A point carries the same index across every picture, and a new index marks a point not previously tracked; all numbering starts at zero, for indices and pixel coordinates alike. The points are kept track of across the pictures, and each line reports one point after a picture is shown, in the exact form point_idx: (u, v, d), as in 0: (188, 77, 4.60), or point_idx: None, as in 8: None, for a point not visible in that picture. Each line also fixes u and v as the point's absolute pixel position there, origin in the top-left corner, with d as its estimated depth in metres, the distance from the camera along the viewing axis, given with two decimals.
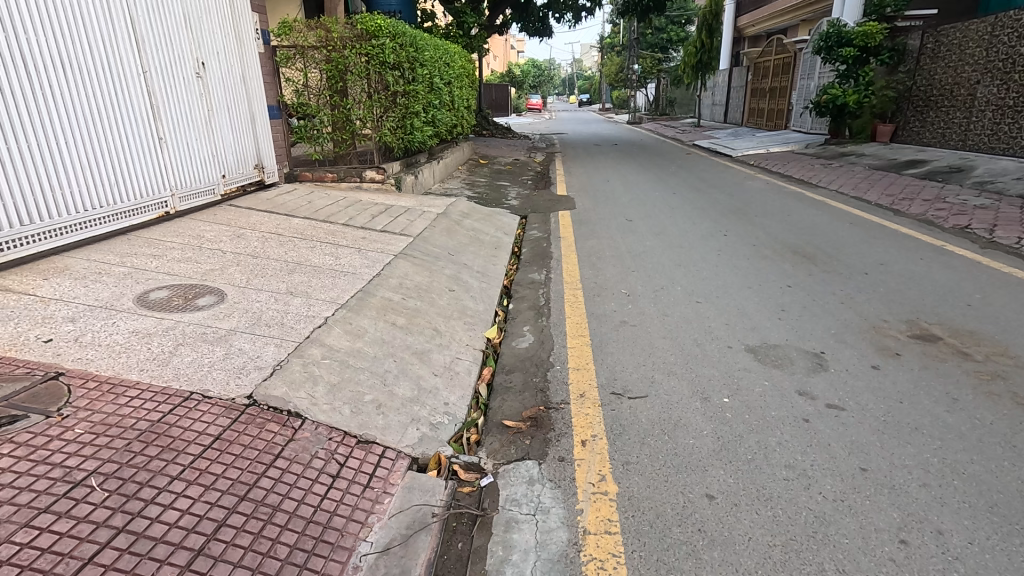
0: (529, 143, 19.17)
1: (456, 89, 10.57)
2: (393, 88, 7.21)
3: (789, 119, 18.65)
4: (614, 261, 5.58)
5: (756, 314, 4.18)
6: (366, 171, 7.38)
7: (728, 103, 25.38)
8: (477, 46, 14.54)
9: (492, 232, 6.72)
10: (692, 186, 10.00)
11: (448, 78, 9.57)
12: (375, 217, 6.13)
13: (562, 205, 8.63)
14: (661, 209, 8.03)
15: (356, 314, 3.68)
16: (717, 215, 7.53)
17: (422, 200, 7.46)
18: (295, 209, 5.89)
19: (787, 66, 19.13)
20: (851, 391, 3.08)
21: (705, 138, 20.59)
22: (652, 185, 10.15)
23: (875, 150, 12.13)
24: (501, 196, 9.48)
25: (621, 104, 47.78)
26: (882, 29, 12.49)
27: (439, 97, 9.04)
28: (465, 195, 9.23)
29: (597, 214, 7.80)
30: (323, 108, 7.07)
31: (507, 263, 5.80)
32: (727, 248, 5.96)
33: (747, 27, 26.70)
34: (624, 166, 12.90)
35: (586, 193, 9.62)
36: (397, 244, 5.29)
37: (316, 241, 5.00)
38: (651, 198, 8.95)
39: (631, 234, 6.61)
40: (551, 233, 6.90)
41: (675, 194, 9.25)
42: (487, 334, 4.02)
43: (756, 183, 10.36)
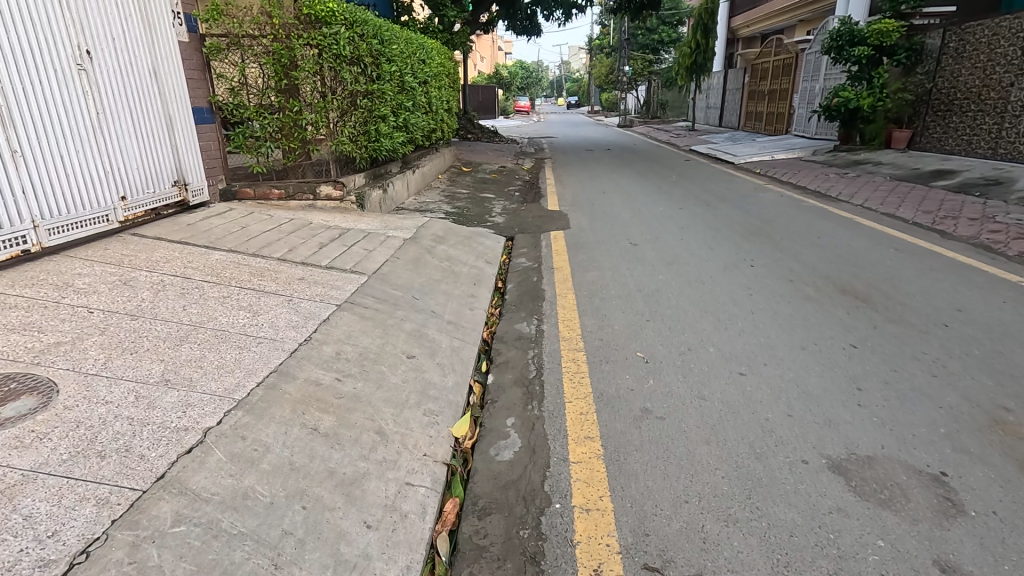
0: (518, 147, 18.05)
1: (433, 89, 9.41)
2: (353, 86, 6.09)
3: (791, 123, 17.68)
4: (623, 305, 4.44)
5: (825, 396, 3.05)
6: (320, 186, 6.18)
7: (724, 106, 24.45)
8: (459, 43, 13.36)
9: (471, 262, 5.56)
10: (700, 200, 8.91)
11: (423, 76, 8.42)
12: (324, 247, 4.93)
13: (554, 224, 7.47)
14: (670, 230, 6.90)
15: (257, 417, 2.49)
16: (736, 238, 6.43)
17: (389, 221, 6.28)
18: (220, 238, 4.68)
19: (788, 67, 18.19)
20: (1018, 563, 1.96)
21: (702, 142, 19.61)
22: (654, 198, 9.04)
23: (894, 159, 11.14)
24: (484, 212, 8.30)
25: (610, 107, 47.03)
26: (899, 26, 11.56)
27: (412, 98, 7.89)
28: (442, 211, 8.05)
29: (595, 236, 6.65)
30: (265, 110, 5.83)
31: (488, 306, 4.63)
32: (759, 285, 4.84)
33: (742, 27, 25.84)
34: (621, 175, 11.78)
35: (581, 207, 8.47)
36: (344, 287, 4.10)
37: (235, 287, 3.80)
38: (656, 214, 7.82)
39: (639, 265, 5.46)
40: (543, 261, 5.74)
41: (683, 210, 8.12)
42: (454, 434, 2.83)
43: (770, 195, 9.28)
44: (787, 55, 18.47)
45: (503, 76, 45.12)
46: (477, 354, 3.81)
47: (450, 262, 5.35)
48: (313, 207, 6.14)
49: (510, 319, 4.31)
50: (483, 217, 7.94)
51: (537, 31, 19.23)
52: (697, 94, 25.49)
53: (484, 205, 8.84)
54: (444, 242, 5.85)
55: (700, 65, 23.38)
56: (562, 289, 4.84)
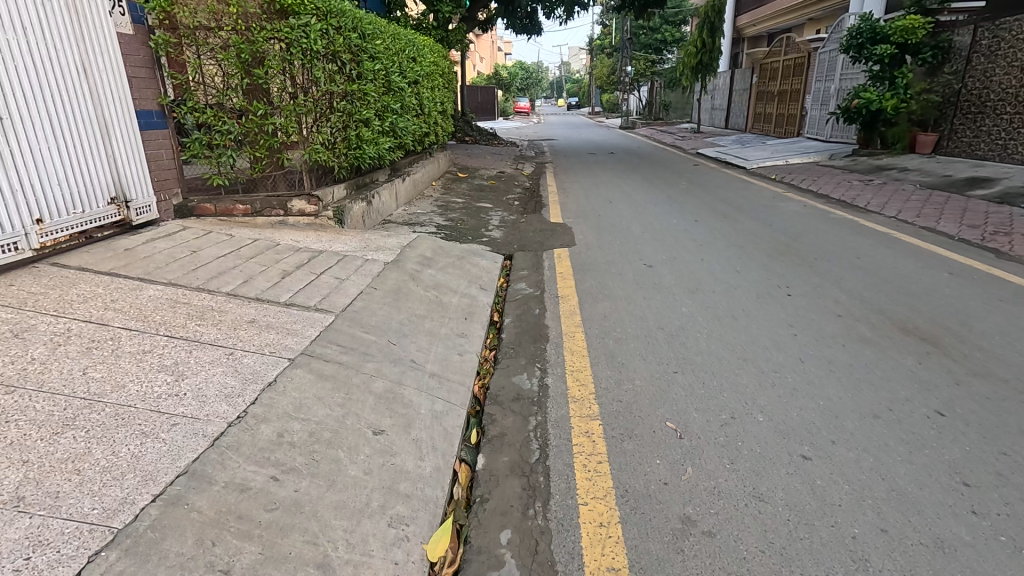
0: (517, 151, 17.31)
1: (425, 90, 8.66)
2: (327, 86, 5.33)
3: (803, 125, 16.92)
4: (643, 350, 3.69)
5: (925, 495, 2.30)
6: (292, 201, 5.45)
7: (730, 108, 23.73)
8: (455, 41, 12.61)
9: (463, 289, 4.81)
10: (716, 211, 8.17)
11: (412, 76, 7.67)
12: (288, 275, 4.19)
13: (557, 239, 6.71)
14: (688, 247, 6.15)
15: (139, 560, 1.73)
16: (764, 259, 5.68)
17: (370, 239, 5.52)
18: (162, 266, 3.92)
19: (799, 67, 17.44)
20: None
21: (709, 145, 18.90)
22: (665, 209, 8.29)
23: (920, 164, 10.40)
24: (480, 224, 7.54)
25: (611, 108, 46.33)
26: (925, 23, 10.86)
27: (399, 100, 7.13)
28: (434, 224, 7.29)
29: (604, 255, 5.90)
30: (225, 114, 5.04)
31: (481, 349, 3.88)
32: (802, 321, 4.10)
33: (748, 27, 25.14)
34: (627, 181, 11.04)
35: (587, 220, 7.72)
36: (304, 333, 3.34)
37: (163, 336, 3.05)
38: (669, 228, 7.06)
39: (658, 294, 4.71)
40: (546, 288, 4.99)
41: (698, 223, 7.37)
42: (429, 560, 2.08)
43: (791, 205, 8.54)
44: (799, 55, 17.72)
45: (503, 77, 44.41)
46: (465, 420, 3.06)
47: (438, 290, 4.60)
48: (283, 223, 5.43)
49: (507, 369, 3.56)
50: (479, 231, 7.18)
51: (537, 30, 18.46)
52: (702, 95, 24.77)
53: (481, 216, 8.08)
54: (433, 265, 5.10)
55: (706, 65, 22.64)
56: (569, 328, 4.09)
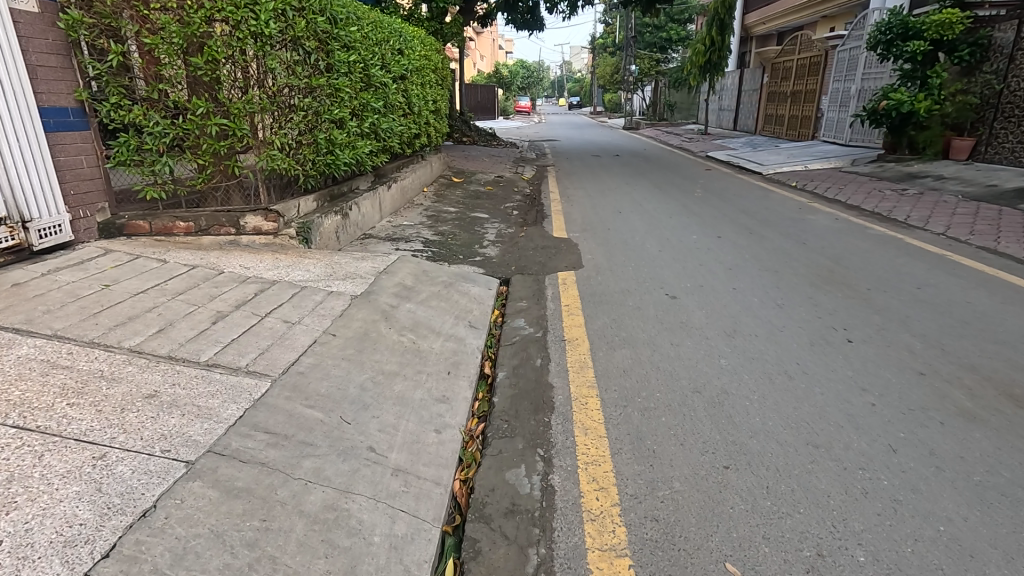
0: (518, 152, 16.41)
1: (414, 86, 7.77)
2: (284, 79, 4.42)
3: (820, 128, 16.03)
4: (679, 429, 2.81)
5: None
6: (245, 216, 4.58)
7: (740, 108, 22.82)
8: (450, 34, 11.68)
9: (447, 329, 3.93)
10: (740, 224, 7.28)
11: (398, 68, 6.78)
12: (222, 318, 3.29)
13: (561, 259, 5.83)
14: (714, 272, 5.27)
15: None
16: (807, 288, 4.80)
17: (339, 262, 4.64)
18: (52, 310, 3.02)
19: (815, 66, 16.53)
20: None
21: (718, 148, 18.04)
22: (680, 222, 7.42)
23: (958, 172, 9.51)
24: (474, 239, 6.66)
25: (614, 108, 45.37)
26: (963, 17, 9.96)
27: (382, 97, 6.24)
28: (421, 239, 6.41)
29: (617, 282, 5.02)
30: (158, 113, 4.09)
31: (466, 420, 3.00)
32: (876, 381, 3.22)
33: (758, 25, 24.22)
34: (636, 188, 10.17)
35: (595, 234, 6.85)
36: (222, 414, 2.45)
37: (11, 427, 2.15)
38: (690, 246, 6.18)
39: (688, 339, 3.83)
40: (550, 327, 4.10)
41: (721, 239, 6.49)
42: None
43: (823, 218, 7.66)
44: (815, 53, 16.80)
45: (504, 75, 43.42)
46: (440, 544, 2.17)
47: (416, 332, 3.72)
48: (234, 244, 4.55)
49: (498, 456, 2.68)
50: (473, 247, 6.32)
51: (538, 25, 17.55)
52: (710, 95, 23.88)
53: (476, 228, 7.21)
54: (412, 298, 4.23)
55: (715, 64, 21.71)
56: (581, 390, 3.21)
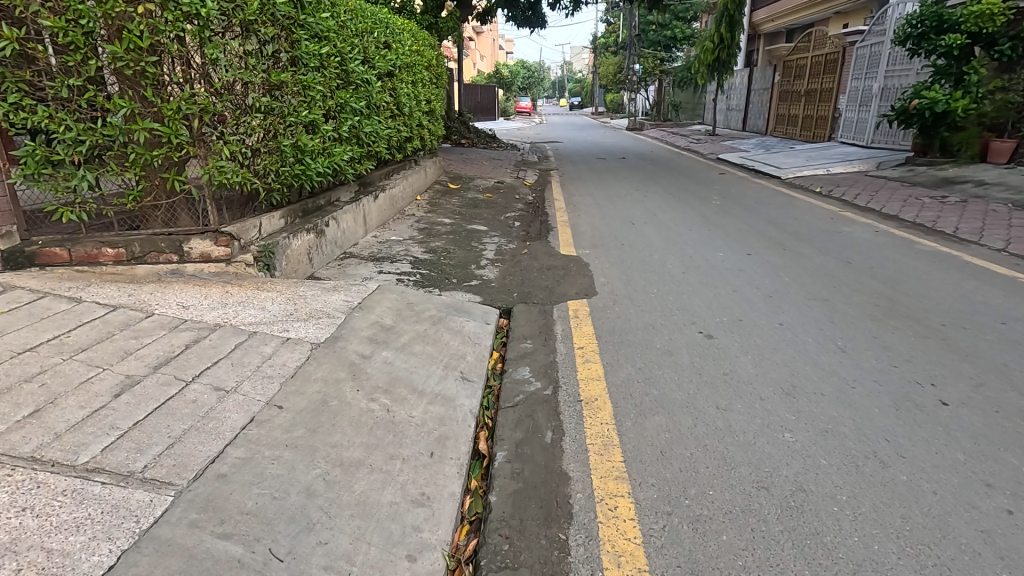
0: (518, 155, 15.63)
1: (403, 83, 6.97)
2: (233, 74, 3.62)
3: (837, 129, 15.23)
4: (749, 558, 2.01)
5: None
6: (190, 241, 3.77)
7: (748, 108, 22.03)
8: (445, 29, 10.89)
9: (431, 385, 3.11)
10: (769, 239, 6.48)
11: (384, 63, 5.97)
12: (131, 386, 2.48)
13: (571, 283, 5.03)
14: (752, 302, 4.47)
15: None
16: (869, 323, 3.99)
17: (305, 294, 3.85)
18: None
19: (832, 63, 15.75)
20: None
21: (729, 150, 17.24)
22: (702, 236, 6.62)
23: (1001, 177, 8.70)
24: (470, 257, 5.86)
25: (615, 109, 44.65)
26: (1005, 8, 9.16)
27: (363, 96, 5.44)
28: (409, 258, 5.63)
29: (638, 315, 4.21)
30: (69, 116, 3.27)
31: (452, 535, 2.20)
32: (1001, 471, 2.42)
33: (766, 22, 23.46)
34: (648, 196, 9.37)
35: (607, 250, 6.05)
36: (79, 568, 1.64)
37: None
38: (717, 267, 5.37)
39: (737, 401, 3.02)
40: (561, 381, 3.29)
41: (752, 258, 5.69)
42: None
43: (860, 230, 6.86)
44: (830, 50, 16.01)
45: (505, 76, 42.59)
46: None
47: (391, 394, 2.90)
48: (177, 274, 3.75)
49: None
50: (469, 268, 5.51)
51: (540, 21, 16.76)
52: (718, 94, 23.08)
53: (473, 243, 6.40)
54: (390, 344, 3.42)
55: (723, 62, 20.91)
56: (607, 486, 2.41)
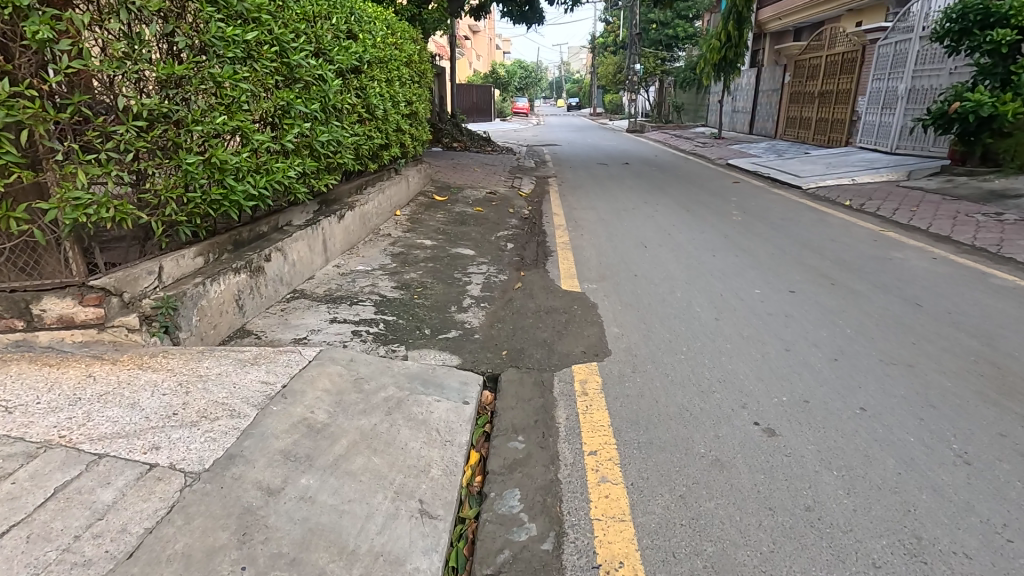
0: (514, 160, 14.56)
1: (375, 81, 5.90)
2: (87, 65, 2.55)
3: (856, 133, 14.21)
4: None
5: None
6: (43, 300, 2.78)
7: (756, 110, 21.03)
8: (431, 21, 9.79)
9: (371, 539, 2.04)
10: (811, 269, 5.43)
11: (347, 56, 4.89)
12: None
13: (576, 336, 3.96)
14: (814, 369, 3.41)
15: None
16: (985, 410, 2.93)
17: (207, 374, 2.75)
18: None
19: (851, 63, 14.73)
20: None
21: (739, 154, 16.22)
22: (730, 265, 5.56)
23: None
24: (450, 295, 4.79)
25: (613, 110, 43.62)
26: None
27: (314, 96, 4.37)
28: (374, 298, 4.56)
29: (668, 393, 3.15)
30: None
31: None
32: None
33: (773, 21, 22.47)
34: (659, 211, 8.30)
35: (618, 286, 4.99)
36: None
37: None
38: (756, 312, 4.32)
39: (837, 572, 1.96)
40: (568, 527, 2.22)
41: (796, 298, 4.65)
42: None
43: (916, 256, 5.81)
44: (848, 48, 14.98)
45: (501, 75, 41.36)
46: None
47: (298, 569, 1.83)
48: (24, 346, 2.80)
49: None
50: (448, 311, 4.43)
51: (536, 16, 15.66)
52: (724, 95, 21.99)
53: (455, 275, 5.32)
54: (316, 461, 2.34)
55: (729, 61, 19.89)
56: None
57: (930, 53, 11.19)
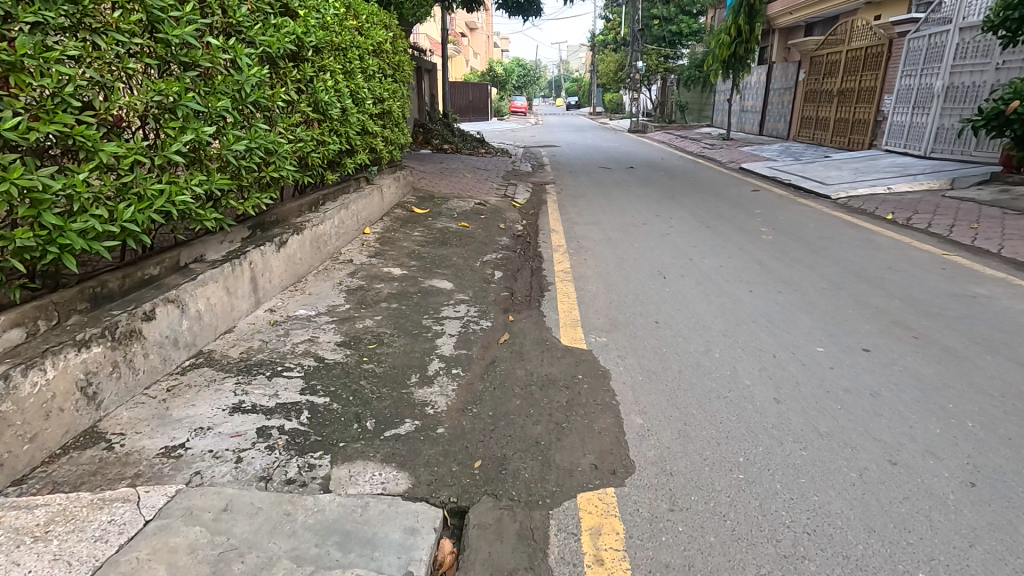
0: (510, 163, 13.36)
1: (325, 72, 4.73)
2: None
3: (882, 135, 13.02)
4: None
5: None
6: None
7: (767, 109, 19.83)
8: (413, 7, 8.59)
9: None
10: (880, 314, 4.24)
11: (275, 37, 3.72)
12: None
13: (583, 432, 2.76)
14: (948, 507, 2.23)
15: None
16: None
17: None
18: None
19: (875, 57, 13.54)
20: None
21: (752, 157, 15.05)
22: (775, 307, 4.38)
23: None
24: (412, 355, 3.60)
25: (614, 108, 42.40)
26: None
27: (221, 89, 3.20)
28: (306, 365, 3.36)
29: (734, 568, 1.96)
30: None
31: None
32: None
33: (783, 15, 21.27)
34: (675, 227, 7.09)
35: (635, 341, 3.79)
36: None
37: None
38: (826, 388, 3.14)
39: None
40: None
41: (874, 361, 3.48)
42: None
43: (1007, 294, 4.62)
44: (872, 43, 13.80)
45: (499, 72, 40.25)
46: None
47: None
48: None
49: None
50: (404, 385, 3.23)
51: (533, 8, 14.46)
52: (732, 93, 20.76)
53: (423, 321, 4.12)
54: None
55: (740, 57, 18.71)
56: None
57: (976, 44, 10.01)
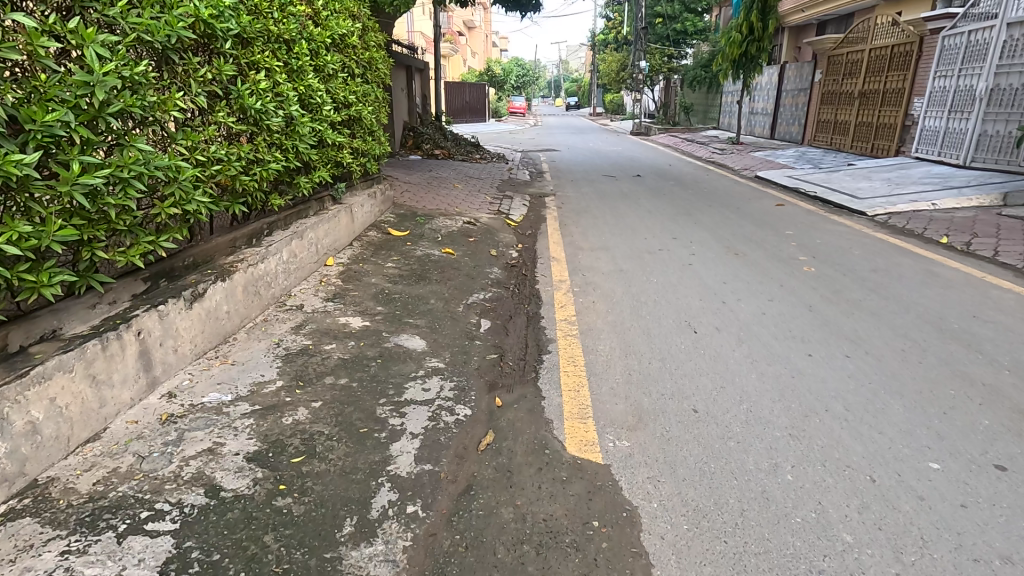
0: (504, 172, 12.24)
1: (257, 69, 3.66)
2: None
3: (912, 141, 11.97)
4: None
5: None
6: None
7: (780, 111, 18.74)
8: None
9: None
10: (995, 395, 3.16)
11: (161, 18, 2.66)
12: None
13: None
14: None
15: None
16: None
17: None
18: None
19: (902, 56, 12.48)
20: None
21: (767, 163, 13.97)
22: (848, 384, 3.30)
23: None
24: (351, 477, 2.50)
25: (614, 109, 41.42)
26: None
27: (51, 93, 2.14)
28: (188, 505, 2.26)
29: None
30: None
31: None
32: None
33: (794, 13, 20.20)
34: (698, 255, 6.00)
35: (669, 452, 2.70)
36: None
37: None
38: (971, 553, 2.07)
39: None
40: None
41: (1022, 491, 2.39)
42: None
43: None
44: (898, 41, 12.73)
45: (496, 71, 39.11)
46: None
47: None
48: None
49: None
50: (330, 545, 2.13)
51: (531, 4, 13.33)
52: (741, 95, 19.61)
53: (378, 411, 3.01)
54: None
55: (751, 57, 17.58)
56: None
57: None
